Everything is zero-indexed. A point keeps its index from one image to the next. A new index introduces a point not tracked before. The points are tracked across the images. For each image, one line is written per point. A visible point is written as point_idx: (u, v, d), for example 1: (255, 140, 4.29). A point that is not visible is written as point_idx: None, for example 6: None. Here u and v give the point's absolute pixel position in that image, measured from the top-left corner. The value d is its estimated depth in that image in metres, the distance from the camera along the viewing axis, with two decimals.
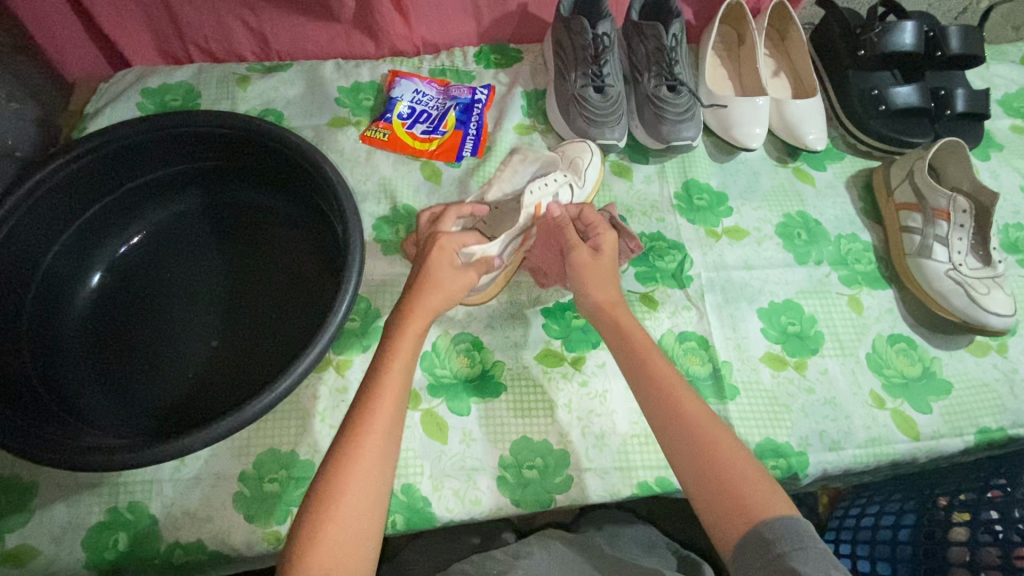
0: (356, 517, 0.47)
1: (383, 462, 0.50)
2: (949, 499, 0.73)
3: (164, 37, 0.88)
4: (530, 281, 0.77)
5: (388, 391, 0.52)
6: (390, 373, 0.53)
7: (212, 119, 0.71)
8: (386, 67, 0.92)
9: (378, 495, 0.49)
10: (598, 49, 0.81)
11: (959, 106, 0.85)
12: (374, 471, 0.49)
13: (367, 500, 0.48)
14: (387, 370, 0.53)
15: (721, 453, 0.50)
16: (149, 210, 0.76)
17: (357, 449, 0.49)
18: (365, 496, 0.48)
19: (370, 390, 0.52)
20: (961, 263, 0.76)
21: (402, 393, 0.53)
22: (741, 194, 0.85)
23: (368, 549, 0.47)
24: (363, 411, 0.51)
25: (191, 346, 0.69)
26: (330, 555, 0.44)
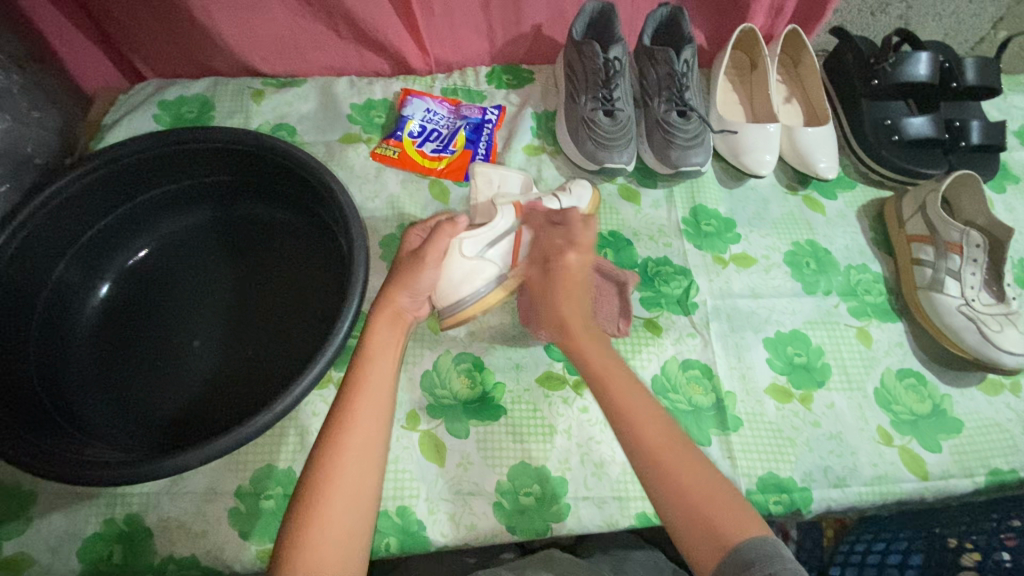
0: (344, 507, 0.50)
1: (361, 463, 0.52)
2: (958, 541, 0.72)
3: (182, 51, 0.90)
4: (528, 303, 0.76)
5: (360, 406, 0.55)
6: (361, 388, 0.56)
7: (225, 136, 0.72)
8: (399, 85, 0.93)
9: (364, 486, 0.51)
10: (608, 73, 0.81)
11: (974, 138, 0.84)
12: (350, 483, 0.51)
13: (345, 506, 0.50)
14: (357, 385, 0.56)
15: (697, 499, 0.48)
16: (161, 222, 0.78)
17: (333, 460, 0.51)
18: (342, 505, 0.50)
19: (342, 408, 0.55)
20: (974, 298, 0.74)
21: (382, 389, 0.57)
22: (750, 221, 0.85)
23: (352, 553, 0.49)
24: (336, 423, 0.53)
25: (194, 358, 0.70)
26: (315, 563, 0.46)
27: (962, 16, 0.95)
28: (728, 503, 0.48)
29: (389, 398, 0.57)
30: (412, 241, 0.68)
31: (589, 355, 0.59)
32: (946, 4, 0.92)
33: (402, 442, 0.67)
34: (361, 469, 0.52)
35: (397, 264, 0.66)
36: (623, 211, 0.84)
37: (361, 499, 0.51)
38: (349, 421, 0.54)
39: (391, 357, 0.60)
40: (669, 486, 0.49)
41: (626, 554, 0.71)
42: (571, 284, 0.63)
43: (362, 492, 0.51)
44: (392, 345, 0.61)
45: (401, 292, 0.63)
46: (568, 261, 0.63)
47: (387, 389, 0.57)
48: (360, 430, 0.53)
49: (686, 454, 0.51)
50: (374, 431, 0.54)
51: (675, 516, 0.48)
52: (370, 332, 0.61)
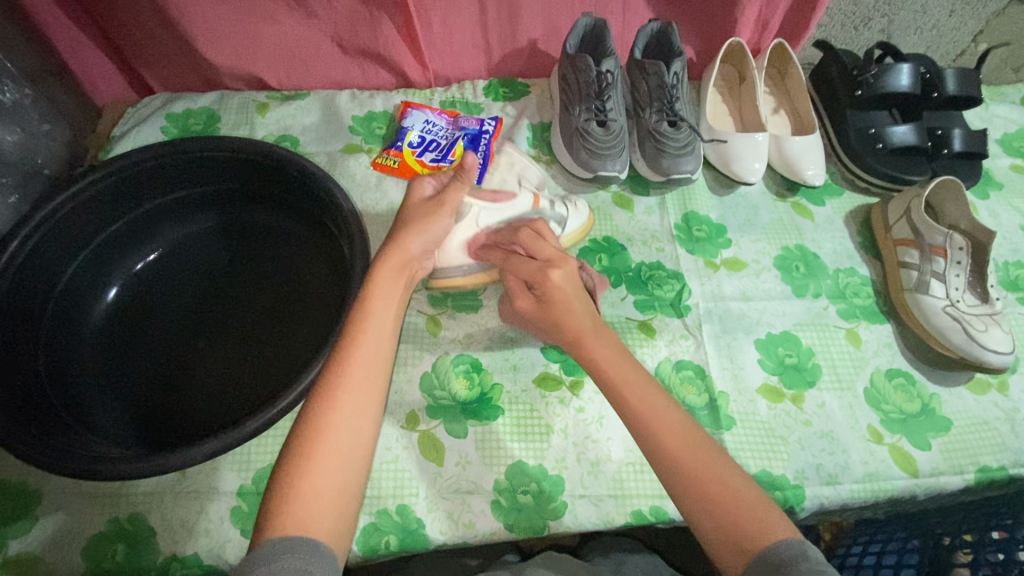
0: (338, 459, 0.50)
1: (356, 417, 0.52)
2: None
3: (189, 66, 0.93)
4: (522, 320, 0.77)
5: (359, 360, 0.55)
6: (360, 339, 0.56)
7: (232, 145, 0.75)
8: (399, 98, 0.96)
9: (358, 439, 0.52)
10: (601, 85, 0.84)
11: (956, 146, 0.87)
12: (346, 437, 0.51)
13: (337, 458, 0.50)
14: (357, 340, 0.56)
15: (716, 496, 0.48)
16: (167, 228, 0.80)
17: (328, 414, 0.51)
18: (336, 458, 0.50)
19: (340, 361, 0.55)
20: (959, 299, 0.76)
21: (381, 345, 0.57)
22: (740, 227, 0.87)
23: (343, 507, 0.49)
24: (335, 376, 0.54)
25: (197, 358, 0.71)
26: (303, 513, 0.47)
27: (942, 30, 0.99)
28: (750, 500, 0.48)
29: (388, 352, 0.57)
30: (425, 190, 0.69)
31: (592, 360, 0.59)
32: (926, 19, 0.96)
33: (401, 442, 0.68)
34: (355, 423, 0.52)
35: (410, 211, 0.67)
36: (617, 217, 0.87)
37: (354, 454, 0.51)
38: (346, 376, 0.54)
39: (393, 310, 0.60)
40: (684, 479, 0.49)
41: (623, 555, 0.72)
42: (563, 305, 0.64)
43: (354, 444, 0.51)
44: (394, 297, 0.61)
45: (414, 241, 0.65)
46: (553, 279, 0.65)
47: (385, 344, 0.58)
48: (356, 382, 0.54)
49: (700, 448, 0.51)
50: (372, 387, 0.54)
51: (695, 509, 0.48)
52: (374, 281, 0.61)
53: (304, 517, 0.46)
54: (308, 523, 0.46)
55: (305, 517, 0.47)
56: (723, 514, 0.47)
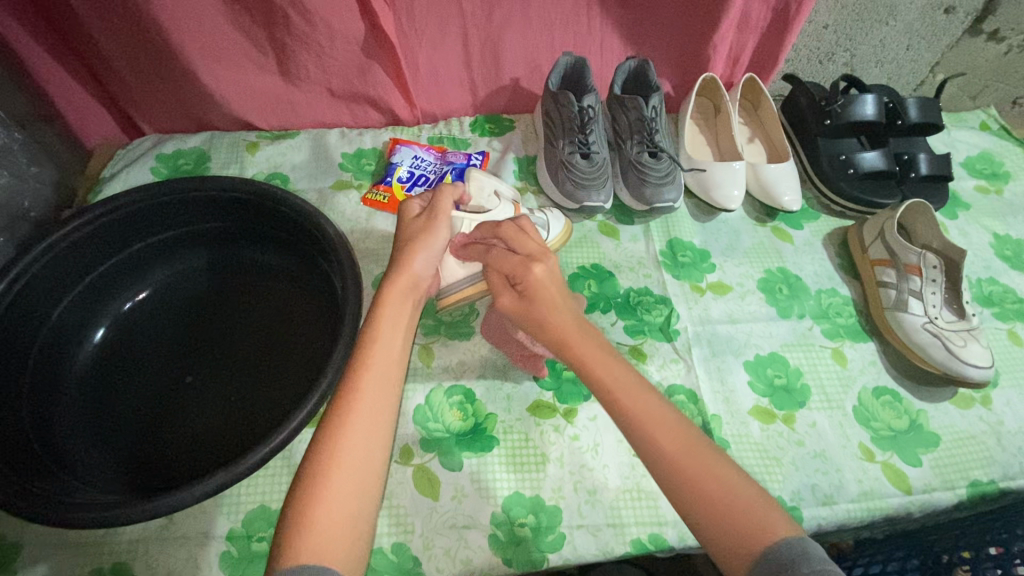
0: (349, 486, 0.50)
1: (366, 441, 0.52)
2: None
3: (180, 109, 0.95)
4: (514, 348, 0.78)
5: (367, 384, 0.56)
6: (367, 370, 0.57)
7: (223, 185, 0.76)
8: (387, 135, 0.99)
9: (368, 465, 0.52)
10: (583, 120, 0.88)
11: (922, 169, 0.92)
12: (355, 462, 0.51)
13: (349, 485, 0.50)
14: (365, 366, 0.57)
15: (722, 502, 0.49)
16: (157, 267, 0.80)
17: (339, 439, 0.52)
18: (347, 485, 0.50)
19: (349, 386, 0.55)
20: (937, 316, 0.79)
21: (390, 369, 0.58)
22: (723, 252, 0.89)
23: (354, 537, 0.49)
24: (344, 401, 0.54)
25: (184, 397, 0.70)
26: (316, 542, 0.46)
27: (902, 62, 1.05)
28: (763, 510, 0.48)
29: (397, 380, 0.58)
30: (413, 207, 0.72)
31: (584, 367, 0.59)
32: (885, 53, 1.03)
33: (395, 478, 0.67)
34: (366, 449, 0.52)
35: (407, 232, 0.70)
36: (604, 245, 0.89)
37: (365, 482, 0.51)
38: (355, 401, 0.54)
39: (399, 333, 0.61)
40: (692, 488, 0.50)
41: None
42: (547, 297, 0.63)
43: (365, 470, 0.51)
44: (401, 321, 0.62)
45: (416, 259, 0.67)
46: (536, 274, 0.64)
47: (396, 364, 0.59)
48: (364, 411, 0.54)
49: (700, 452, 0.52)
50: (381, 412, 0.55)
51: (707, 524, 0.48)
52: (381, 306, 0.62)
53: (316, 547, 0.46)
54: (321, 554, 0.46)
55: (316, 546, 0.46)
56: (733, 523, 0.47)
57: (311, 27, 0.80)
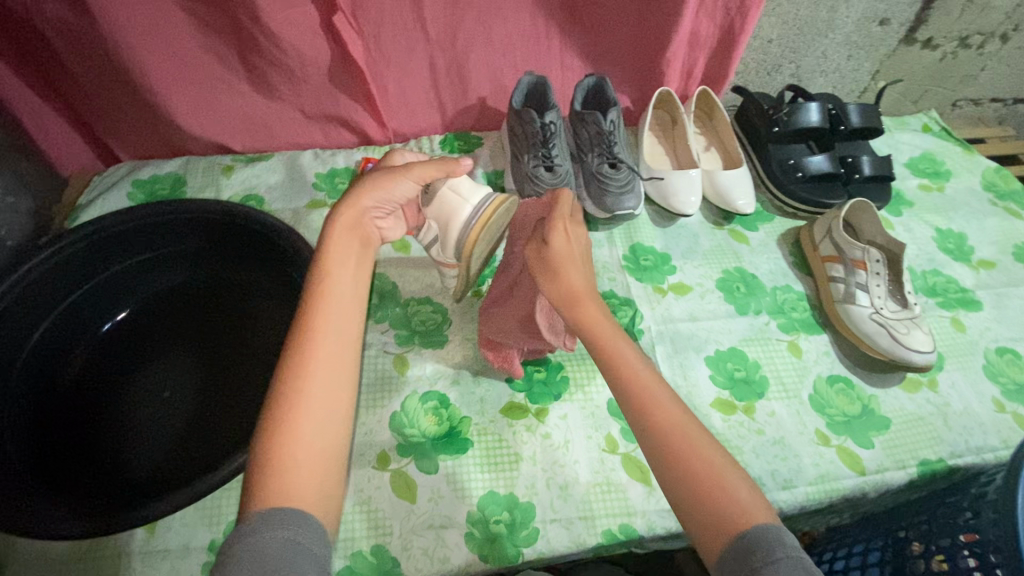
0: (316, 429, 0.50)
1: (329, 382, 0.52)
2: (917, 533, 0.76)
3: (156, 136, 0.98)
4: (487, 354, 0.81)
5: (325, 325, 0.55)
6: (322, 310, 0.55)
7: (198, 206, 0.79)
8: (360, 154, 1.03)
9: (333, 407, 0.52)
10: (545, 135, 0.92)
11: (865, 170, 0.98)
12: (320, 405, 0.51)
13: (315, 427, 0.50)
14: (320, 308, 0.55)
15: (702, 482, 0.50)
16: (134, 286, 0.82)
17: (301, 383, 0.51)
18: (313, 428, 0.50)
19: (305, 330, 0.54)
20: (882, 307, 0.84)
21: (346, 309, 0.56)
22: (684, 254, 0.94)
23: (325, 477, 0.50)
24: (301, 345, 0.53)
25: (166, 409, 0.73)
26: (285, 484, 0.47)
27: (844, 71, 1.12)
28: (749, 504, 0.48)
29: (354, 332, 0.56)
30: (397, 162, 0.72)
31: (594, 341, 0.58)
32: (828, 64, 1.09)
33: (373, 483, 0.70)
34: (331, 391, 0.52)
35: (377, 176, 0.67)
36: None
37: (328, 423, 0.51)
38: (313, 345, 0.53)
39: (351, 272, 0.59)
40: (676, 468, 0.51)
41: None
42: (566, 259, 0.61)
43: (330, 411, 0.51)
44: (353, 257, 0.60)
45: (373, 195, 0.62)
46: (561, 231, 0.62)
47: (353, 304, 0.57)
48: (320, 362, 0.53)
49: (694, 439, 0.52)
50: (341, 355, 0.54)
51: (681, 496, 0.50)
52: (330, 243, 0.59)
53: (289, 488, 0.47)
54: (293, 495, 0.47)
55: (290, 490, 0.47)
56: (713, 506, 0.48)
57: (282, 53, 0.84)
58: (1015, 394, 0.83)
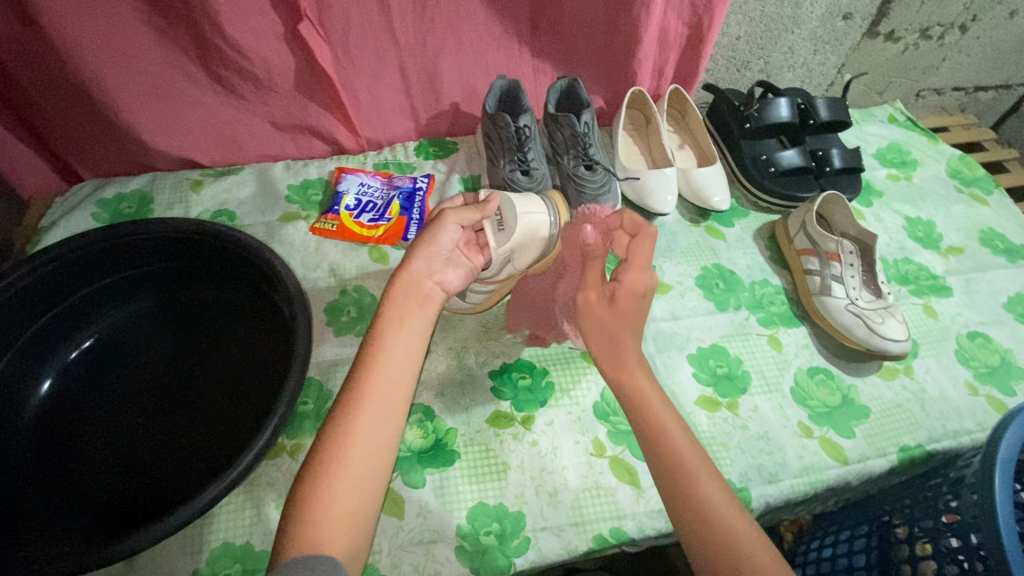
0: (355, 478, 0.51)
1: (377, 432, 0.54)
2: (902, 518, 0.77)
3: (120, 153, 0.95)
4: (470, 362, 0.81)
5: (381, 372, 0.56)
6: (378, 363, 0.57)
7: (167, 225, 0.77)
8: (333, 164, 1.01)
9: (377, 457, 0.53)
10: (521, 139, 0.92)
11: (836, 163, 0.99)
12: (364, 455, 0.52)
13: (353, 479, 0.51)
14: (375, 359, 0.57)
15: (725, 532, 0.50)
16: (104, 312, 0.79)
17: (347, 434, 0.53)
18: (353, 479, 0.51)
19: (361, 377, 0.56)
20: (857, 297, 0.85)
21: (404, 360, 0.58)
22: (663, 253, 0.95)
23: (355, 529, 0.50)
24: (355, 393, 0.55)
25: (141, 438, 0.70)
26: (319, 531, 0.48)
27: (811, 66, 1.14)
28: (749, 537, 0.50)
29: (408, 380, 0.57)
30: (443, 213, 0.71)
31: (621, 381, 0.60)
32: (796, 59, 1.11)
33: None
34: (374, 445, 0.53)
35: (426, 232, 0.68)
36: None
37: (368, 475, 0.52)
38: (365, 395, 0.55)
39: (407, 328, 0.60)
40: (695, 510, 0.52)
41: None
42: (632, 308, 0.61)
43: (371, 463, 0.52)
44: (408, 313, 0.61)
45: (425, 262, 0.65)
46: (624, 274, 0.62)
47: (411, 356, 0.59)
48: (369, 418, 0.54)
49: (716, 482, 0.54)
50: (392, 406, 0.55)
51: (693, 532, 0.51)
52: (388, 299, 0.62)
53: (320, 535, 0.48)
54: (322, 542, 0.48)
55: (319, 537, 0.48)
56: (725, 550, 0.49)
57: (249, 64, 0.82)
58: (987, 377, 0.85)
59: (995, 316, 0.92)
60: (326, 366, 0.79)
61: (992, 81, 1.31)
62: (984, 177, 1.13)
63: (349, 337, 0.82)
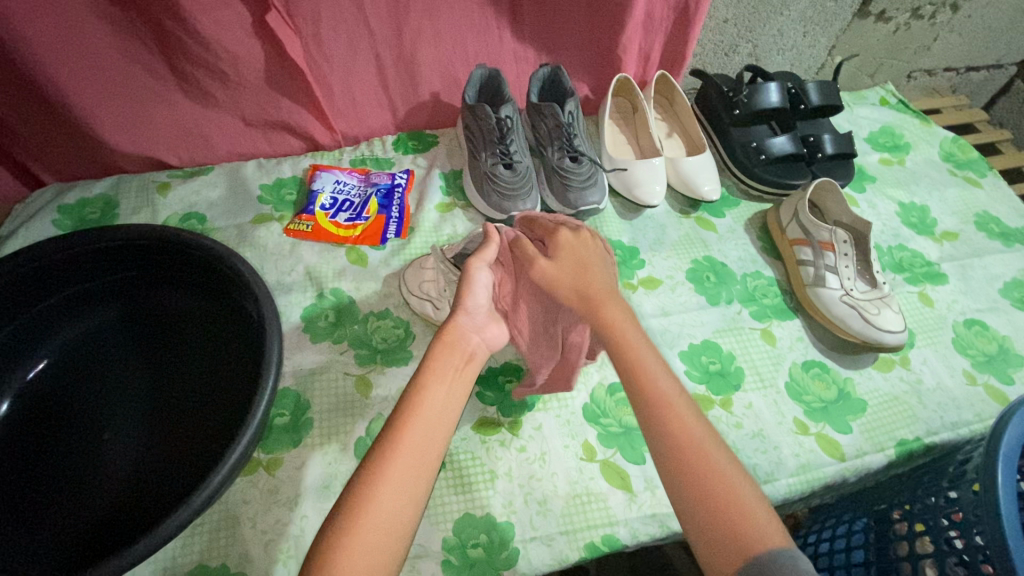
0: (379, 539, 0.46)
1: (408, 486, 0.48)
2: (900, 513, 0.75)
3: (81, 155, 0.90)
4: None
5: (419, 421, 0.52)
6: (417, 413, 0.52)
7: (130, 232, 0.73)
8: (307, 161, 0.97)
9: (403, 515, 0.47)
10: (502, 131, 0.88)
11: (828, 149, 0.96)
12: (387, 511, 0.47)
13: (376, 540, 0.45)
14: (414, 410, 0.52)
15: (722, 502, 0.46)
16: (65, 326, 0.74)
17: (372, 489, 0.47)
18: (375, 539, 0.45)
19: (396, 427, 0.51)
20: (852, 288, 0.83)
21: (446, 412, 0.53)
22: (651, 247, 0.92)
23: None
24: (387, 443, 0.50)
25: (110, 460, 0.66)
26: None
27: (801, 48, 1.11)
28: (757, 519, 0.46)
29: (449, 434, 0.53)
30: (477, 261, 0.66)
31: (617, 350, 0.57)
32: (785, 41, 1.08)
33: None
34: (402, 502, 0.48)
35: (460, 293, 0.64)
36: None
37: (392, 537, 0.46)
38: (398, 446, 0.50)
39: (451, 380, 0.56)
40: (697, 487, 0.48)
41: None
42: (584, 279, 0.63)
43: (394, 524, 0.46)
44: (455, 365, 0.57)
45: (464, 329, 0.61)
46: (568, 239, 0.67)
47: (455, 404, 0.55)
48: (400, 473, 0.49)
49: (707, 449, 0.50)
50: (425, 462, 0.50)
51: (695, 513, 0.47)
52: (434, 352, 0.58)
53: None
54: None
55: None
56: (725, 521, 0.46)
57: (212, 57, 0.78)
58: (984, 365, 0.83)
59: (992, 303, 0.90)
60: (303, 375, 0.75)
61: (983, 61, 1.28)
62: (978, 160, 1.11)
63: (326, 344, 0.78)
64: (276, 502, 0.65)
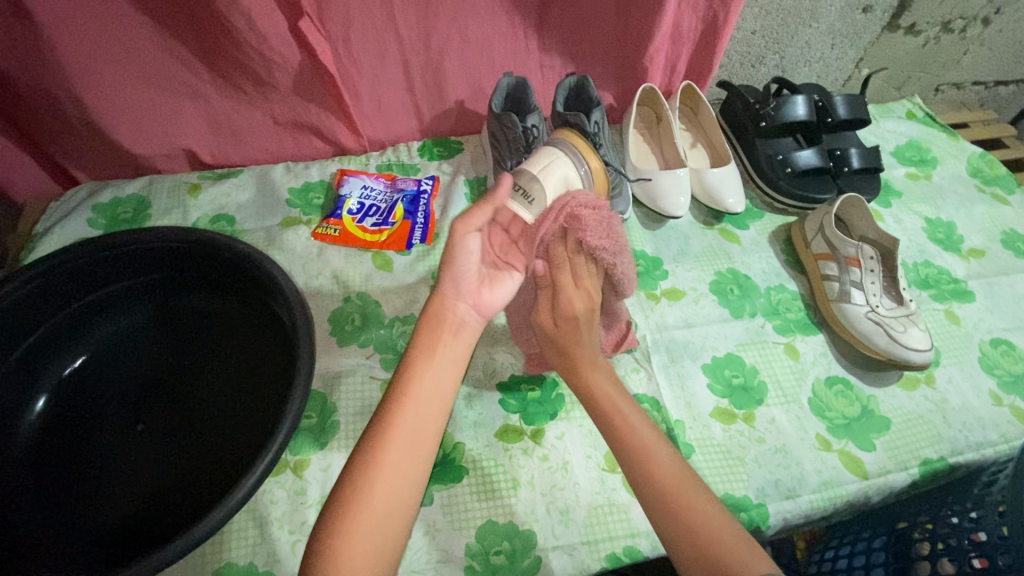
0: (378, 517, 0.50)
1: (402, 467, 0.52)
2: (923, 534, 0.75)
3: (115, 155, 0.92)
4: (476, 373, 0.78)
5: (410, 405, 0.55)
6: (407, 398, 0.56)
7: (165, 235, 0.75)
8: (334, 166, 0.98)
9: (400, 493, 0.52)
10: (528, 140, 0.88)
11: (854, 163, 0.95)
12: (386, 493, 0.51)
13: (379, 518, 0.50)
14: (405, 398, 0.56)
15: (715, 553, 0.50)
16: (100, 323, 0.76)
17: (370, 474, 0.51)
18: (376, 520, 0.50)
19: (386, 414, 0.55)
20: (878, 305, 0.83)
21: (435, 399, 0.57)
22: (675, 258, 0.92)
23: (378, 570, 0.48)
24: (379, 430, 0.54)
25: (141, 457, 0.68)
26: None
27: (828, 60, 1.10)
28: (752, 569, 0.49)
29: (439, 420, 0.56)
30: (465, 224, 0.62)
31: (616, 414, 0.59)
32: (812, 53, 1.07)
33: None
34: (398, 484, 0.52)
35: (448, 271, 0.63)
36: None
37: (395, 515, 0.51)
38: (390, 433, 0.53)
39: (437, 362, 0.59)
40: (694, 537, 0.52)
41: None
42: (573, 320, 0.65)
43: (393, 502, 0.51)
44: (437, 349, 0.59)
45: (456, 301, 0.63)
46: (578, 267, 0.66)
47: (444, 388, 0.58)
48: (394, 454, 0.53)
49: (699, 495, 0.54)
50: (417, 448, 0.54)
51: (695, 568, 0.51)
52: (417, 339, 0.60)
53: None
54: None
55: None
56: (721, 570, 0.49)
57: (248, 64, 0.79)
58: (1011, 386, 0.82)
59: (1019, 322, 0.89)
60: (329, 378, 0.76)
61: (1013, 75, 1.26)
62: (1006, 176, 1.09)
63: (352, 347, 0.80)
64: (303, 503, 0.67)
